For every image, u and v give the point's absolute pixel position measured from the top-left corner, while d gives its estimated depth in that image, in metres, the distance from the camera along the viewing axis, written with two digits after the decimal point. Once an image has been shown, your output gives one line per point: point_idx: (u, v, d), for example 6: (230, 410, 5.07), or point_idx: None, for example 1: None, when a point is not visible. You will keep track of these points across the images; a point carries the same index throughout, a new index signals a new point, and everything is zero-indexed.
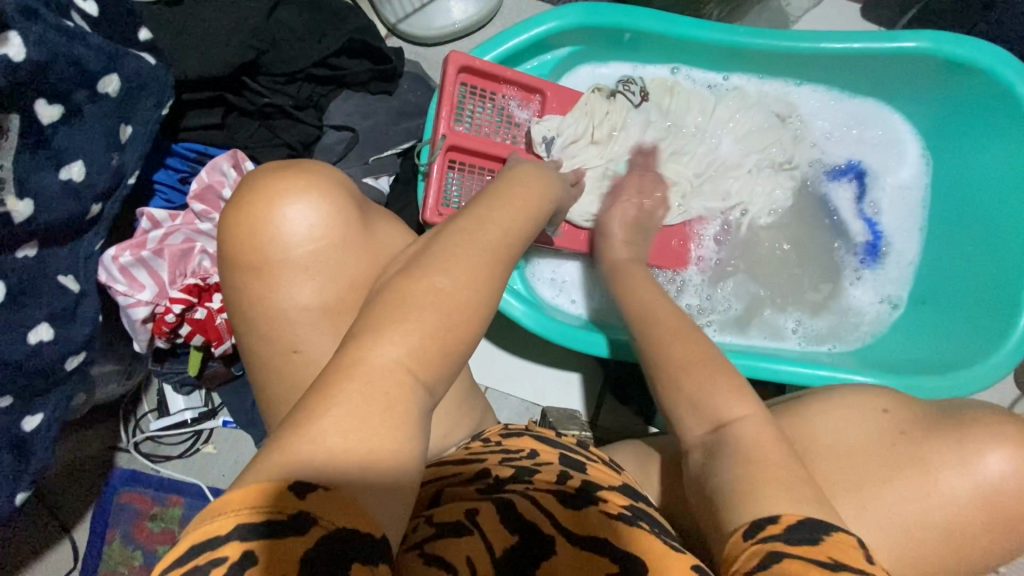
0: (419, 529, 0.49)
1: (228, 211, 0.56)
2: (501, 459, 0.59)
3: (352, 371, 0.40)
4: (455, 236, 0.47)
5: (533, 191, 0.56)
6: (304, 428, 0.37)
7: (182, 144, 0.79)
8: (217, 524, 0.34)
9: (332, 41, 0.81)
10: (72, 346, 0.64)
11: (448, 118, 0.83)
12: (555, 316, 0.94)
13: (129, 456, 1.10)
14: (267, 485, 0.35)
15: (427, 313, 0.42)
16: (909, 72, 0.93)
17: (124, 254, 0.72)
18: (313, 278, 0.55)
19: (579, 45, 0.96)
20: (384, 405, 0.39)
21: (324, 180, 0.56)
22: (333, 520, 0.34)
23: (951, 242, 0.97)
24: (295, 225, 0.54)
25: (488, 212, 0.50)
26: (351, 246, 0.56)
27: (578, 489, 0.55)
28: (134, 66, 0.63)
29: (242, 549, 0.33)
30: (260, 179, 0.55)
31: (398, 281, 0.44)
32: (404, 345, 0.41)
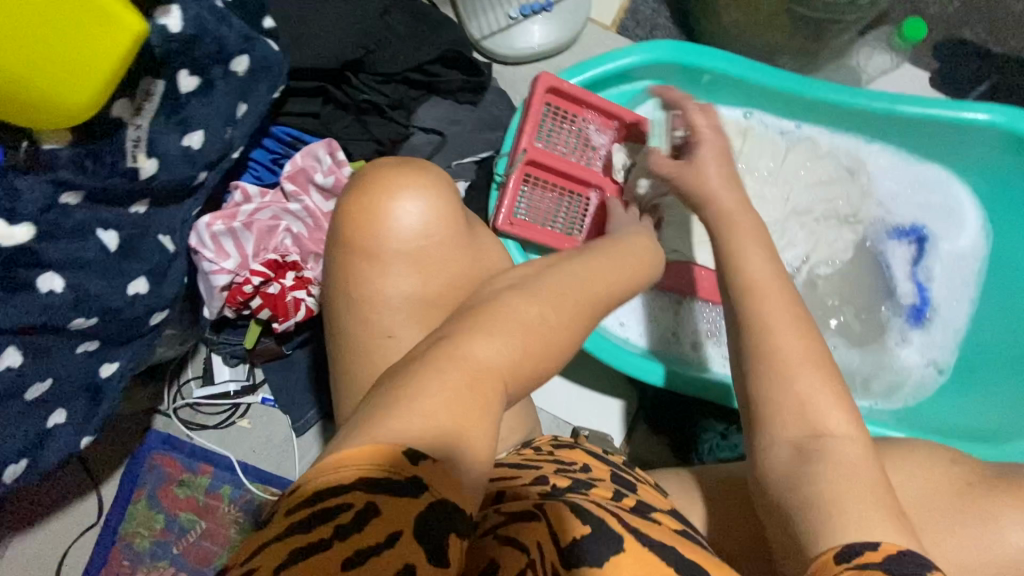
0: (488, 515, 0.51)
1: (346, 200, 0.60)
2: (556, 468, 0.63)
3: (455, 359, 0.44)
4: (564, 275, 0.55)
5: (630, 254, 0.66)
6: (415, 397, 0.41)
7: (280, 127, 0.83)
8: (337, 475, 0.37)
9: (430, 49, 0.86)
10: (161, 302, 0.69)
11: (530, 134, 0.87)
12: (605, 338, 0.96)
13: (167, 421, 1.12)
14: (384, 447, 0.38)
15: (527, 334, 0.47)
16: (984, 143, 0.94)
17: (218, 223, 0.75)
18: (414, 271, 0.59)
19: (660, 79, 1.00)
20: (483, 394, 0.43)
21: (436, 182, 0.61)
22: (441, 491, 0.38)
23: (1006, 315, 0.97)
24: (407, 223, 0.59)
25: (591, 265, 0.59)
26: (441, 249, 0.61)
27: (634, 506, 0.59)
28: (264, 51, 0.67)
29: (363, 500, 0.36)
30: (384, 174, 0.60)
31: (503, 295, 0.50)
32: (508, 346, 0.46)
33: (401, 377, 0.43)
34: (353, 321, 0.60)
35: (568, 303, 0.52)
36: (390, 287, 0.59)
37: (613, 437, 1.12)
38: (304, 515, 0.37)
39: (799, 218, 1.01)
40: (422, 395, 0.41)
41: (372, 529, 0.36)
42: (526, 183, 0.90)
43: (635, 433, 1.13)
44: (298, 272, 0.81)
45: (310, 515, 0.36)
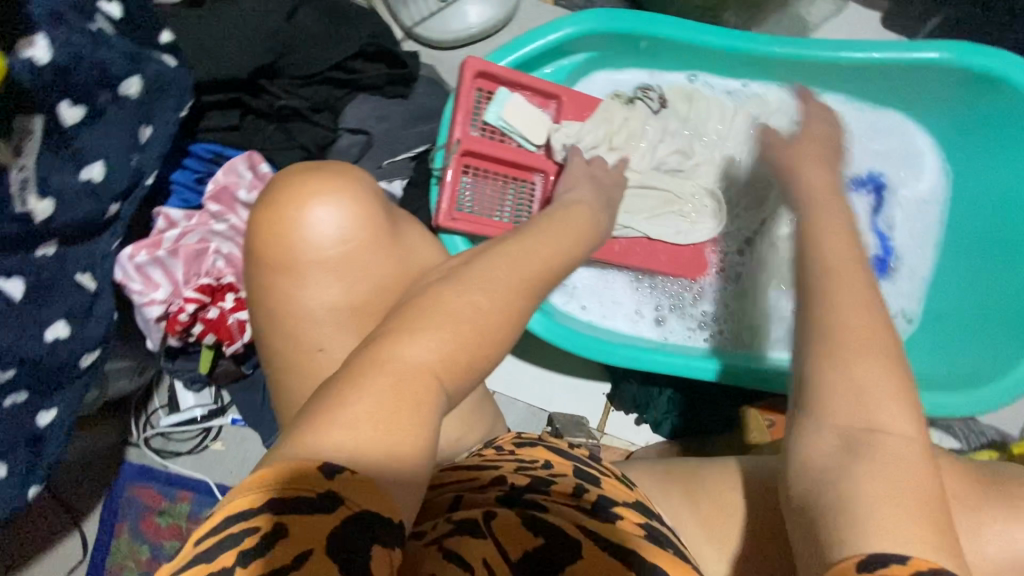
0: (438, 528, 0.51)
1: (257, 211, 0.58)
2: (516, 467, 0.59)
3: (384, 366, 0.42)
4: (499, 256, 0.52)
5: (571, 227, 0.62)
6: (334, 414, 0.40)
7: (199, 144, 0.79)
8: (250, 497, 0.37)
9: (349, 45, 0.81)
10: (88, 343, 0.67)
11: (463, 123, 0.84)
12: (567, 323, 0.93)
13: (140, 452, 1.10)
14: (299, 464, 0.38)
15: (461, 329, 0.45)
16: (937, 83, 0.91)
17: (140, 254, 0.73)
18: (339, 280, 0.57)
19: (596, 51, 0.96)
20: (410, 401, 0.41)
21: (354, 184, 0.58)
22: (359, 502, 0.37)
23: (970, 258, 0.95)
24: (325, 228, 0.56)
25: (531, 243, 0.56)
26: (366, 249, 0.57)
27: (595, 502, 0.55)
28: (155, 69, 0.64)
29: (274, 521, 0.37)
30: (296, 180, 0.57)
31: (431, 293, 0.48)
32: (436, 349, 0.44)
33: (324, 393, 0.42)
34: (283, 345, 0.58)
35: (502, 286, 0.49)
36: (314, 299, 0.57)
37: (590, 419, 1.12)
38: (215, 540, 0.37)
39: (753, 180, 0.99)
40: (338, 412, 0.40)
41: (287, 547, 0.36)
42: (466, 174, 0.87)
43: (611, 412, 1.13)
44: (237, 293, 0.77)
45: (219, 541, 0.37)
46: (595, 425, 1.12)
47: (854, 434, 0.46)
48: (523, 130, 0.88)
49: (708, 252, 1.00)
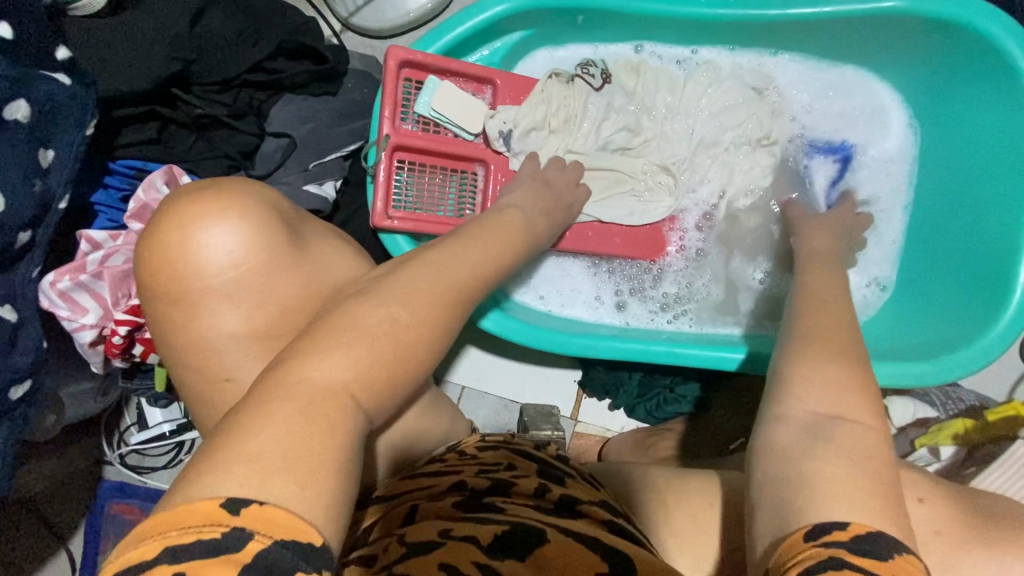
0: (391, 548, 0.49)
1: (143, 242, 0.56)
2: (477, 469, 0.61)
3: (292, 389, 0.42)
4: (425, 264, 0.54)
5: (504, 232, 0.65)
6: (242, 443, 0.38)
7: (121, 161, 0.77)
8: (140, 550, 0.33)
9: (266, 45, 0.79)
10: (15, 375, 0.65)
11: (391, 117, 0.81)
12: (522, 316, 0.91)
13: (116, 469, 1.12)
14: (199, 506, 0.34)
15: (378, 344, 0.46)
16: (892, 34, 0.86)
17: (63, 280, 0.70)
18: (237, 307, 0.56)
19: (532, 28, 0.91)
20: (324, 420, 0.41)
21: (243, 204, 0.57)
22: (270, 534, 0.34)
23: (940, 218, 0.90)
24: (223, 248, 0.55)
25: (455, 250, 0.58)
26: (273, 265, 0.57)
27: (558, 500, 0.57)
28: (45, 90, 0.62)
29: (170, 571, 0.32)
30: (181, 206, 0.55)
31: (350, 306, 0.49)
32: (351, 366, 0.44)
33: (230, 421, 0.40)
34: (198, 366, 0.57)
35: (423, 296, 0.50)
36: (224, 323, 0.56)
37: (561, 409, 1.10)
38: None
39: (708, 152, 0.94)
40: (245, 440, 0.38)
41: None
42: (401, 169, 0.84)
43: (584, 400, 1.11)
44: None
45: None
46: (567, 414, 1.11)
47: (819, 421, 0.48)
48: (455, 119, 0.84)
49: (669, 229, 0.96)
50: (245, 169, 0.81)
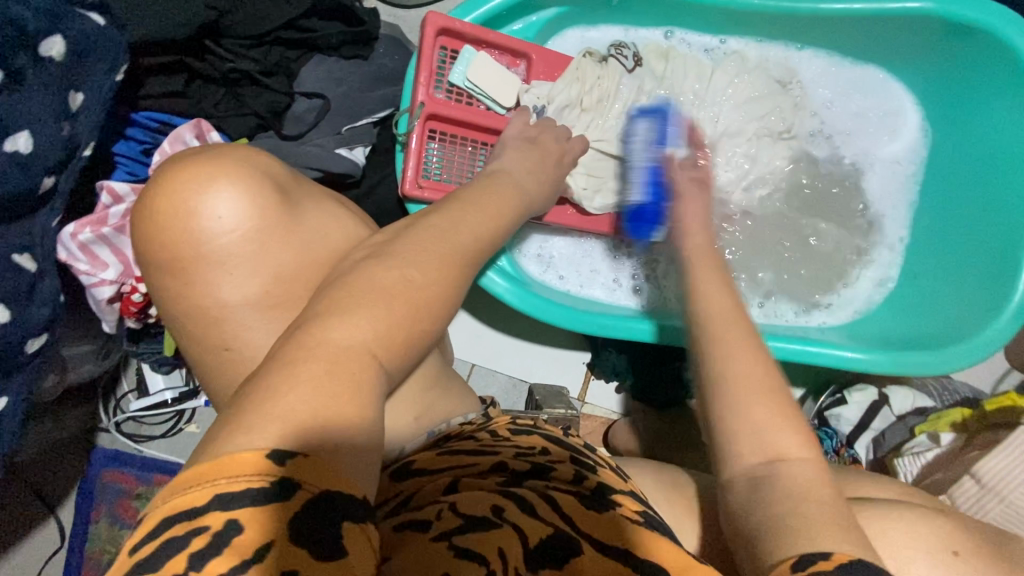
0: (443, 517, 0.48)
1: (142, 200, 0.56)
2: (515, 454, 0.59)
3: (314, 350, 0.41)
4: (426, 231, 0.53)
5: (502, 199, 0.63)
6: (269, 405, 0.38)
7: (143, 113, 0.75)
8: (183, 498, 0.34)
9: (302, 1, 0.76)
10: (31, 328, 0.62)
11: (427, 84, 0.79)
12: (543, 293, 0.91)
13: (111, 437, 1.07)
14: (241, 456, 0.35)
15: (394, 305, 0.46)
16: (913, 35, 0.89)
17: (84, 231, 0.68)
18: (230, 272, 0.55)
19: (566, 6, 0.91)
20: (349, 380, 0.41)
21: (237, 170, 0.56)
22: (318, 483, 0.36)
23: (946, 220, 0.93)
24: (222, 218, 0.54)
25: (461, 215, 0.57)
26: (276, 240, 0.57)
27: (592, 486, 0.54)
28: (79, 27, 0.60)
29: (223, 518, 0.34)
30: (179, 168, 0.55)
31: (360, 270, 0.48)
32: (371, 327, 0.44)
33: (251, 383, 0.40)
34: (240, 323, 0.56)
35: (429, 257, 0.50)
36: (224, 290, 0.56)
37: (570, 390, 1.11)
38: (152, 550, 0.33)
39: (731, 142, 0.95)
40: (274, 400, 0.38)
41: (240, 545, 0.33)
42: (432, 139, 0.83)
43: (592, 381, 1.12)
44: None
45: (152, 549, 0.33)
46: (575, 395, 1.12)
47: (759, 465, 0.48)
48: (490, 92, 0.84)
49: None
50: (274, 129, 0.78)
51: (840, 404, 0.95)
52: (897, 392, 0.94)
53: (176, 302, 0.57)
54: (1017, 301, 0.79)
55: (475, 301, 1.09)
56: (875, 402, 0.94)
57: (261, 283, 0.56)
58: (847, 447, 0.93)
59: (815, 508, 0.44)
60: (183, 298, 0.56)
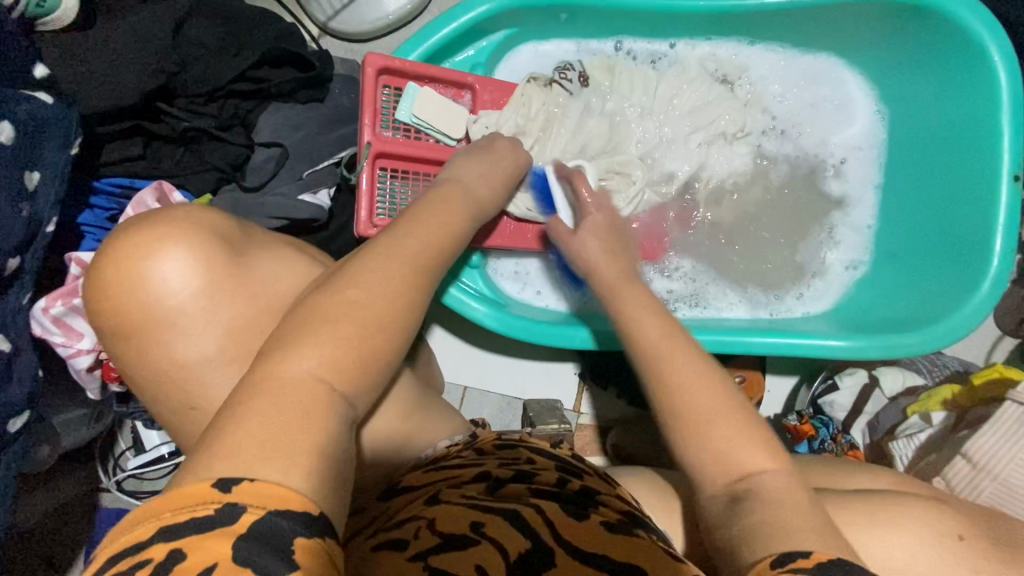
0: (421, 536, 0.49)
1: (90, 278, 0.56)
2: (498, 463, 0.60)
3: (268, 383, 0.42)
4: (381, 245, 0.54)
5: (455, 207, 0.64)
6: (224, 443, 0.38)
7: (105, 180, 0.75)
8: (140, 530, 0.33)
9: (249, 54, 0.77)
10: (12, 407, 0.63)
11: (372, 124, 0.80)
12: (520, 313, 0.91)
13: (114, 495, 1.05)
14: (191, 488, 0.35)
15: (343, 327, 0.46)
16: (861, 19, 0.89)
17: (55, 305, 0.69)
18: (188, 332, 0.55)
19: (515, 26, 0.91)
20: (301, 411, 0.41)
21: (175, 228, 0.55)
22: (265, 505, 0.35)
23: (913, 198, 0.93)
24: (170, 279, 0.54)
25: (416, 227, 0.57)
26: (227, 295, 0.56)
27: (574, 493, 0.56)
28: (28, 109, 0.61)
29: (168, 548, 0.33)
30: (118, 239, 0.54)
31: (311, 302, 0.48)
32: (317, 356, 0.44)
33: (217, 426, 0.40)
34: (209, 385, 0.55)
35: (384, 276, 0.50)
36: (182, 350, 0.55)
37: (564, 402, 1.11)
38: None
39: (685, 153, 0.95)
40: (229, 436, 0.38)
41: (185, 569, 0.32)
42: (387, 176, 0.83)
43: (585, 391, 1.12)
44: None
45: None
46: (570, 406, 1.11)
47: (735, 490, 0.49)
48: (437, 125, 0.85)
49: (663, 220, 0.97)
50: (235, 181, 0.79)
51: (831, 390, 0.94)
52: (887, 372, 0.93)
53: (144, 375, 0.56)
54: (991, 272, 0.81)
55: (462, 326, 1.10)
56: (866, 385, 0.92)
57: (235, 341, 0.56)
58: (844, 433, 0.92)
59: (780, 518, 0.46)
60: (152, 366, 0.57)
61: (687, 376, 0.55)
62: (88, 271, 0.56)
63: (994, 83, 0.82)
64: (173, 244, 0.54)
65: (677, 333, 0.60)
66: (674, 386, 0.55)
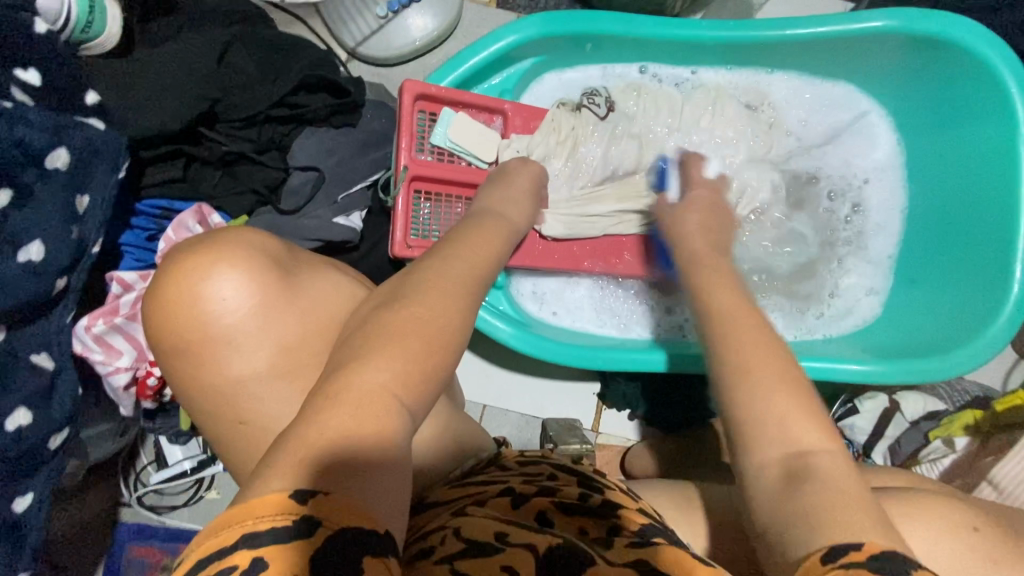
0: (447, 542, 0.49)
1: (146, 298, 0.57)
2: (522, 479, 0.61)
3: (339, 396, 0.42)
4: (434, 265, 0.55)
5: (500, 229, 0.67)
6: (297, 455, 0.39)
7: (146, 202, 0.78)
8: (221, 538, 0.36)
9: (287, 80, 0.79)
10: (53, 425, 0.64)
11: (408, 148, 0.83)
12: (543, 333, 0.93)
13: (134, 511, 1.05)
14: (268, 499, 0.37)
15: (410, 341, 0.46)
16: (880, 51, 0.91)
17: (97, 324, 0.71)
18: (239, 350, 0.56)
19: (542, 55, 0.94)
20: (373, 422, 0.42)
21: (231, 250, 0.56)
22: (337, 521, 0.36)
23: (934, 223, 0.95)
24: (226, 300, 0.55)
25: (461, 250, 0.59)
26: (280, 315, 0.57)
27: (599, 503, 0.56)
28: (82, 135, 0.63)
29: (250, 557, 0.35)
30: (177, 259, 0.56)
31: (378, 317, 0.48)
32: (388, 369, 0.44)
33: (284, 441, 0.41)
34: (253, 405, 0.57)
35: (442, 295, 0.50)
36: (234, 367, 0.56)
37: (583, 421, 1.11)
38: None
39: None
40: (301, 449, 0.39)
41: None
42: (420, 198, 0.86)
43: (604, 410, 1.13)
44: None
45: None
46: (589, 425, 1.12)
47: (791, 464, 0.47)
48: (470, 149, 0.88)
49: None
50: (272, 203, 0.81)
51: (852, 413, 0.94)
52: (908, 396, 0.94)
53: (191, 394, 0.58)
54: (1012, 298, 0.82)
55: (484, 344, 1.11)
56: (886, 410, 0.92)
57: (287, 358, 0.57)
58: (864, 456, 0.93)
59: (833, 505, 0.44)
60: (193, 386, 0.57)
61: (757, 351, 0.53)
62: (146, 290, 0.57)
63: (1012, 113, 0.84)
64: (229, 266, 0.55)
65: (751, 312, 0.58)
66: (747, 366, 0.52)
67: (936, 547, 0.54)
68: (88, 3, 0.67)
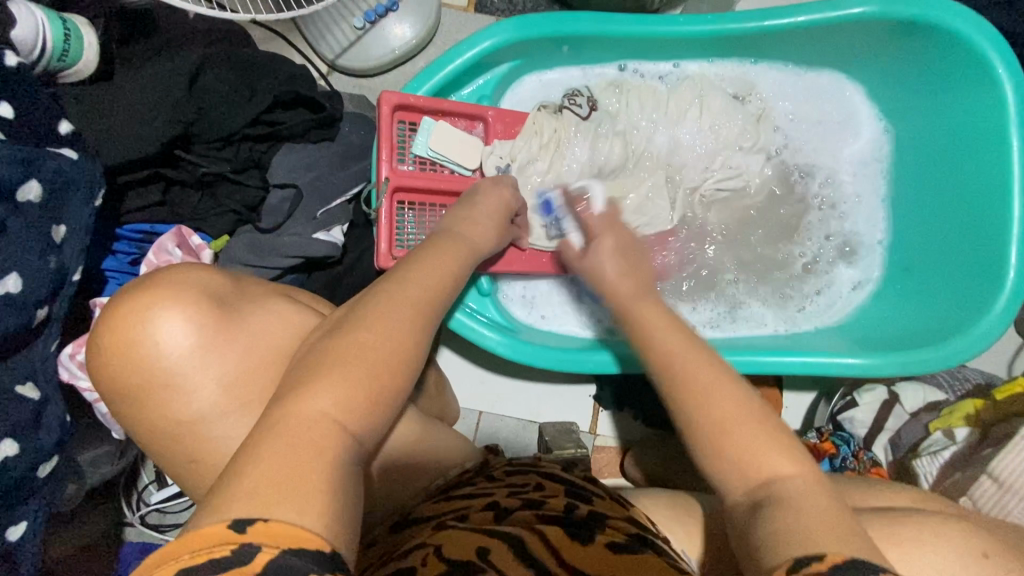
0: (428, 562, 0.48)
1: (92, 345, 0.57)
2: (508, 492, 0.60)
3: (279, 425, 0.43)
4: (380, 294, 0.55)
5: (457, 247, 0.67)
6: (241, 482, 0.39)
7: (127, 227, 0.79)
8: (162, 573, 0.35)
9: (262, 98, 0.79)
10: (40, 454, 0.64)
11: (390, 159, 0.83)
12: (531, 339, 0.92)
13: (137, 530, 1.06)
14: (209, 529, 0.36)
15: (353, 367, 0.47)
16: (862, 38, 0.89)
17: (82, 351, 0.71)
18: (186, 391, 0.56)
19: (519, 59, 0.93)
20: (315, 450, 0.42)
21: (165, 290, 0.56)
22: (279, 545, 0.36)
23: (926, 210, 0.93)
24: (164, 342, 0.55)
25: (417, 271, 0.59)
26: (222, 352, 0.57)
27: (584, 516, 0.56)
28: (54, 166, 0.63)
29: None
30: (114, 306, 0.56)
31: (329, 344, 0.50)
32: (331, 396, 0.45)
33: (234, 467, 0.41)
34: (232, 428, 0.57)
35: (394, 322, 0.51)
36: (181, 407, 0.56)
37: (579, 424, 1.11)
38: None
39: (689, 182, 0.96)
40: (241, 480, 0.39)
41: None
42: (403, 209, 0.86)
43: (600, 412, 1.12)
44: None
45: None
46: (586, 428, 1.11)
47: (758, 495, 0.48)
48: (453, 157, 0.87)
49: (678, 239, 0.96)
50: (251, 223, 0.82)
51: (851, 407, 0.92)
52: (907, 388, 0.92)
53: (166, 427, 0.57)
54: (1007, 286, 0.80)
55: (474, 351, 1.11)
56: (885, 402, 0.91)
57: (234, 393, 0.57)
58: (865, 450, 0.90)
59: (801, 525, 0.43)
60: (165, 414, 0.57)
61: (703, 377, 0.54)
62: (90, 335, 0.57)
63: (999, 94, 0.82)
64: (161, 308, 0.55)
65: (716, 369, 0.54)
66: (700, 414, 0.52)
67: (931, 552, 0.53)
68: (63, 31, 0.68)
